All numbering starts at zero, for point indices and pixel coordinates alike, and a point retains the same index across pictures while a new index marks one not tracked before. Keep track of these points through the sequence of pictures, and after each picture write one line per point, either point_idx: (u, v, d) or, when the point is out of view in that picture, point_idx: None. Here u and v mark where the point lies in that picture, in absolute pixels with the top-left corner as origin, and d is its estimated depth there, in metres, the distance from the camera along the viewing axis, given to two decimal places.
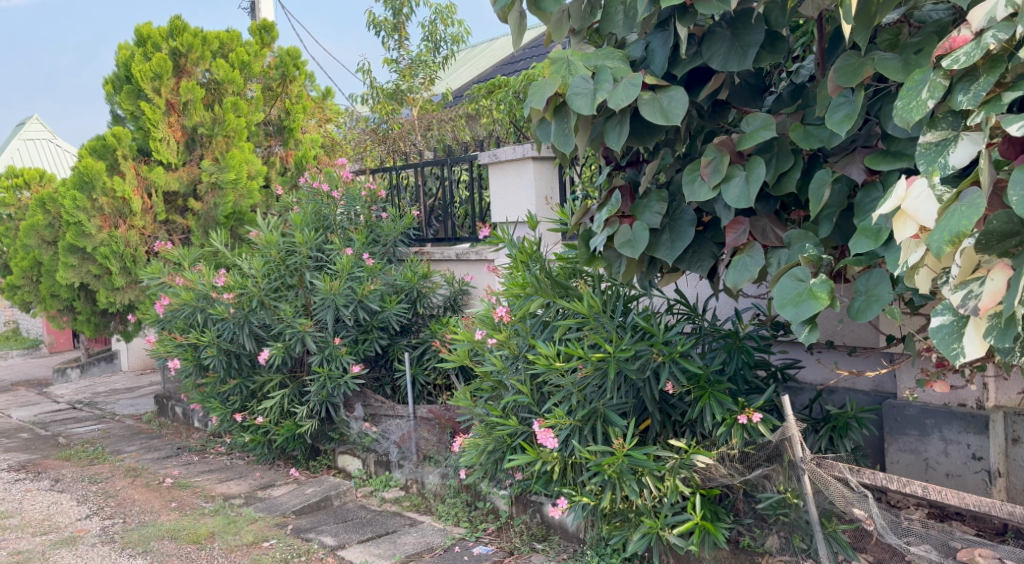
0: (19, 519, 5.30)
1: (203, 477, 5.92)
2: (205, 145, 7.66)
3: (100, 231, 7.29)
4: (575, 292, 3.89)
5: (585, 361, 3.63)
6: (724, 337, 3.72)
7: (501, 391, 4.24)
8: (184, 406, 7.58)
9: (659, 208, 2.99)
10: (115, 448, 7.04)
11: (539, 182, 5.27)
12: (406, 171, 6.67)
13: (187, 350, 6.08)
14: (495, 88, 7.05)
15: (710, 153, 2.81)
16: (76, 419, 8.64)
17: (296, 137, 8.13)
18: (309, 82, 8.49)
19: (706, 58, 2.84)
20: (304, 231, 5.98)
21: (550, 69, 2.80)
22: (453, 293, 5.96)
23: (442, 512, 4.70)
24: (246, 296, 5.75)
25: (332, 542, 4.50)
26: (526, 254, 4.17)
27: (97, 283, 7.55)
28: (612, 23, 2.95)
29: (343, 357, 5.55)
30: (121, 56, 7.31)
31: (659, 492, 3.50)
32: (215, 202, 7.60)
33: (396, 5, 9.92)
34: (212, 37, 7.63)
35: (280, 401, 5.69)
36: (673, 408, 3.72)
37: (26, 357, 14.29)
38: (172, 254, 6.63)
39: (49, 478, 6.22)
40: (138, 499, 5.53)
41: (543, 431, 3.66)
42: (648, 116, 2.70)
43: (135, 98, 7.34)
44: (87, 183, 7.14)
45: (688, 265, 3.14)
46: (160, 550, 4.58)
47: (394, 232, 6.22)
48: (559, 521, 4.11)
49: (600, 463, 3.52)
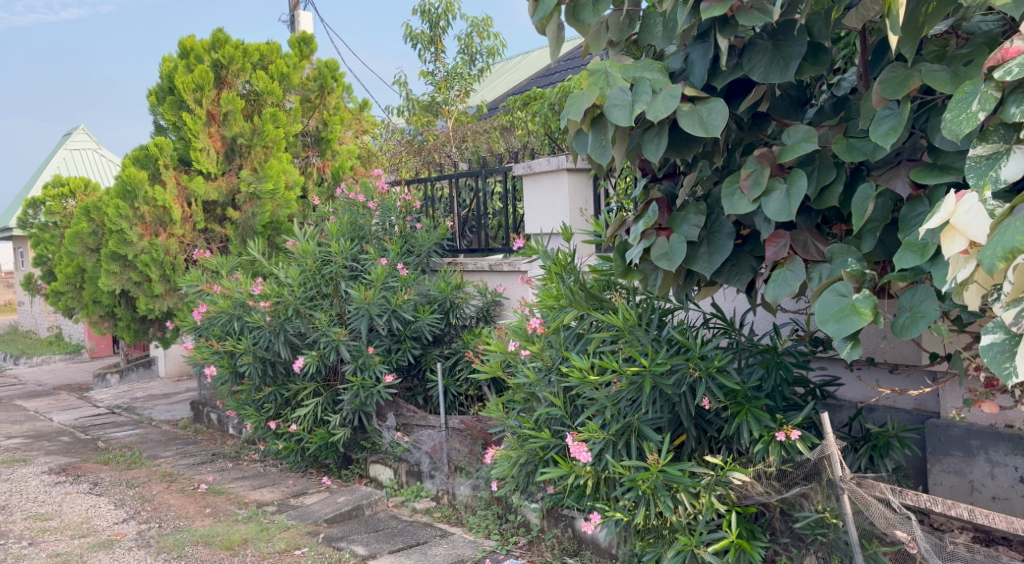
0: (58, 521, 5.39)
1: (237, 483, 5.97)
2: (244, 155, 7.76)
3: (142, 238, 7.39)
4: (609, 305, 3.87)
5: (620, 375, 3.58)
6: (762, 353, 3.66)
7: (533, 403, 4.23)
8: (220, 413, 7.68)
9: (697, 220, 2.94)
10: (153, 453, 7.14)
11: (573, 195, 5.26)
12: (440, 183, 6.69)
13: (224, 358, 6.16)
14: (532, 101, 7.06)
15: (750, 166, 2.77)
16: (115, 424, 8.78)
17: (334, 148, 8.21)
18: (347, 95, 8.58)
19: (747, 70, 2.80)
20: (340, 240, 6.01)
21: (588, 80, 2.78)
22: (486, 304, 5.96)
23: (473, 524, 4.69)
24: (283, 305, 5.79)
25: (364, 552, 4.51)
26: (559, 266, 4.16)
27: (137, 290, 7.62)
28: (650, 34, 3.04)
29: (376, 366, 5.57)
30: (165, 68, 7.46)
31: (694, 509, 3.46)
32: (254, 211, 7.67)
33: (433, 17, 9.99)
34: (253, 49, 7.74)
35: (314, 409, 5.73)
36: (709, 424, 3.66)
37: (67, 362, 14.55)
38: (211, 262, 6.70)
39: (88, 482, 6.32)
40: (174, 504, 5.59)
41: (575, 444, 3.61)
42: (687, 127, 2.67)
43: (178, 109, 7.48)
44: (129, 192, 7.27)
45: (726, 279, 3.09)
46: (194, 555, 4.62)
47: (428, 242, 6.26)
48: (591, 536, 4.08)
49: (634, 478, 3.47)
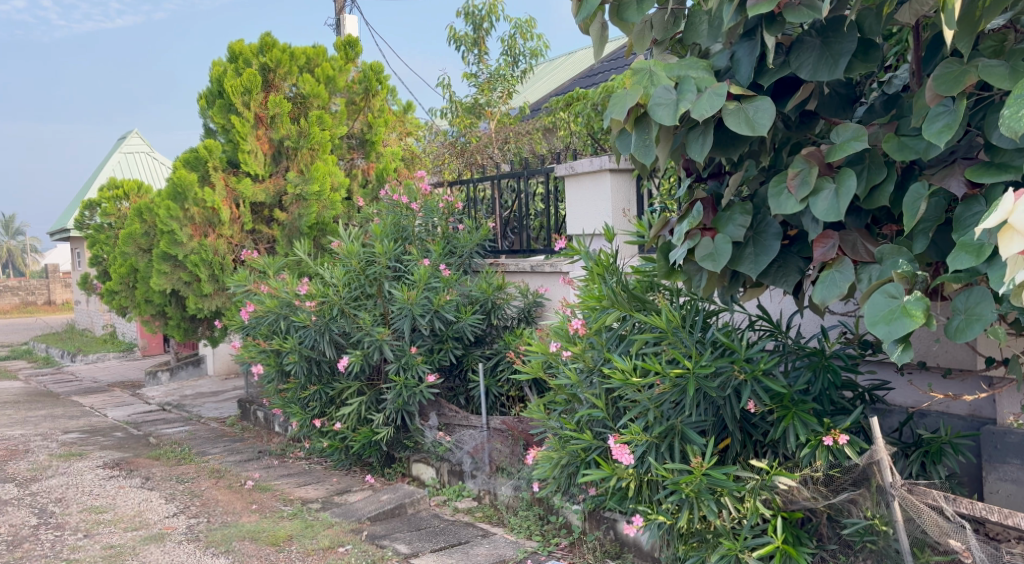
0: (112, 514, 5.52)
1: (283, 480, 6.05)
2: (291, 158, 7.88)
3: (191, 239, 7.55)
4: (652, 306, 3.84)
5: (663, 378, 3.54)
6: (809, 356, 3.59)
7: (575, 405, 4.21)
8: (266, 411, 7.79)
9: (743, 220, 2.90)
10: (201, 449, 7.27)
11: (616, 195, 5.23)
12: (483, 184, 6.71)
13: (270, 357, 6.25)
14: (575, 101, 7.05)
15: (797, 165, 2.73)
16: (166, 421, 8.97)
17: (378, 150, 8.29)
18: (391, 97, 8.66)
19: (795, 68, 2.75)
20: (384, 242, 6.06)
21: (631, 80, 2.75)
22: (527, 305, 5.96)
23: (515, 524, 4.69)
24: (327, 304, 5.86)
25: (406, 550, 4.53)
26: (602, 266, 4.14)
27: (187, 290, 7.77)
28: (695, 33, 2.97)
29: (418, 366, 5.60)
30: (215, 72, 7.62)
31: (738, 513, 3.40)
32: (300, 212, 7.76)
33: (476, 20, 10.03)
34: (300, 53, 7.85)
35: (358, 408, 5.79)
36: (754, 428, 3.61)
37: (121, 361, 14.93)
38: (259, 262, 6.81)
39: (140, 476, 6.46)
40: (222, 499, 5.69)
41: (618, 445, 3.59)
42: (734, 126, 2.63)
43: (227, 112, 7.64)
44: (181, 194, 7.45)
45: (773, 280, 3.03)
46: (242, 550, 4.69)
47: (470, 243, 6.29)
48: (633, 539, 4.05)
49: (678, 481, 3.43)
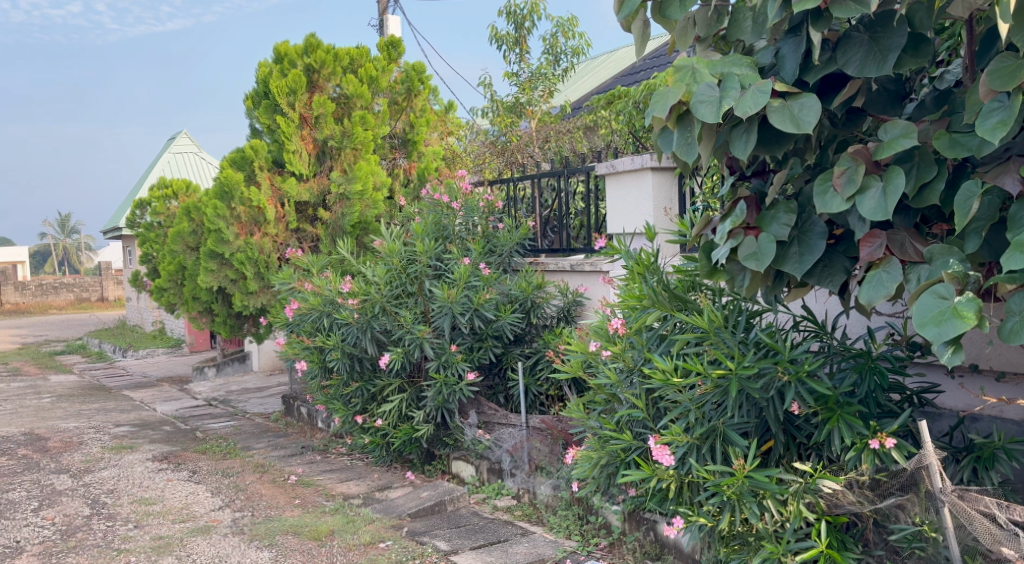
0: (160, 506, 5.64)
1: (325, 476, 6.12)
2: (335, 157, 7.96)
3: (237, 237, 7.68)
4: (694, 306, 3.79)
5: (705, 378, 3.49)
6: (855, 358, 3.52)
7: (615, 405, 4.19)
8: (309, 407, 7.88)
9: (788, 219, 2.86)
10: (246, 444, 7.39)
11: (658, 194, 5.19)
12: (523, 183, 6.71)
13: (313, 353, 6.32)
14: (616, 99, 7.01)
15: (844, 163, 2.68)
16: (212, 415, 9.13)
17: (419, 150, 8.34)
18: (433, 97, 8.70)
19: (841, 64, 2.70)
20: (425, 240, 6.10)
21: (674, 77, 2.75)
22: (567, 304, 5.95)
23: (554, 523, 4.68)
24: (369, 302, 5.91)
25: (446, 547, 4.55)
26: (642, 265, 4.11)
27: (233, 287, 7.90)
28: (739, 30, 2.92)
29: (459, 364, 5.63)
30: (261, 73, 7.76)
31: (780, 517, 3.35)
32: (343, 211, 7.84)
33: (518, 19, 10.03)
34: (343, 54, 7.94)
35: (399, 405, 5.83)
36: (798, 430, 3.55)
37: (169, 356, 15.26)
38: (302, 261, 6.89)
39: (187, 470, 6.59)
40: (266, 494, 5.78)
41: (658, 447, 3.58)
42: (778, 124, 2.59)
43: (272, 113, 7.76)
44: (227, 194, 7.57)
45: (817, 280, 2.96)
46: (285, 544, 4.75)
47: (510, 242, 6.30)
48: (674, 541, 4.02)
49: (719, 483, 3.39)
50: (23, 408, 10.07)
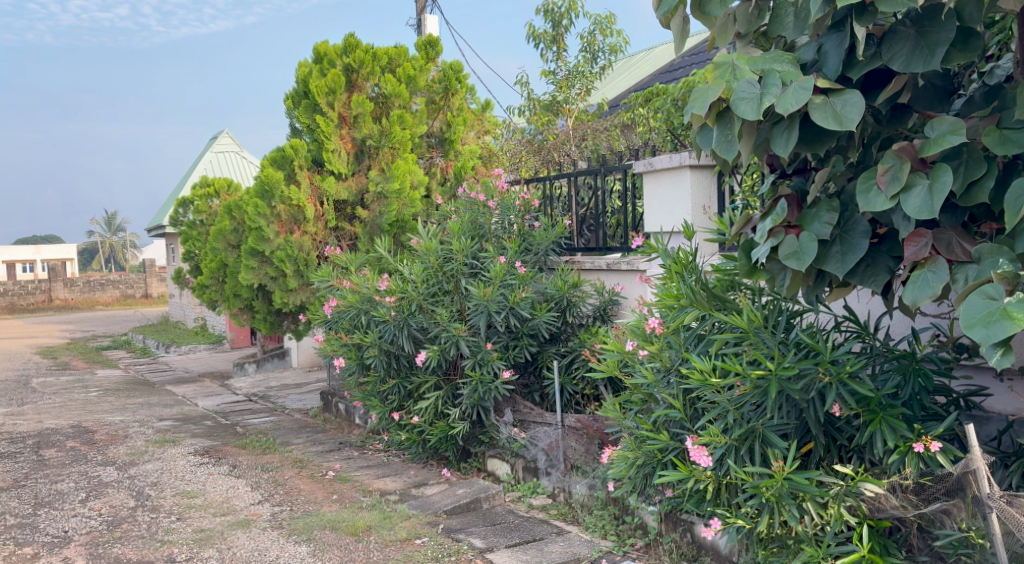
0: (202, 499, 5.73)
1: (362, 472, 6.18)
2: (373, 157, 8.01)
3: (278, 236, 7.78)
4: (733, 305, 3.74)
5: (744, 379, 3.44)
6: (899, 359, 3.46)
7: (651, 405, 4.16)
8: (346, 403, 7.95)
9: (830, 218, 2.81)
10: (285, 439, 7.48)
11: (697, 192, 5.14)
12: (560, 181, 6.69)
13: (351, 350, 6.36)
14: (654, 97, 6.96)
15: (888, 160, 2.62)
16: (252, 411, 9.26)
17: (456, 149, 8.37)
18: (470, 96, 8.72)
19: (887, 60, 2.64)
20: (461, 239, 6.12)
21: (713, 74, 2.71)
22: (603, 303, 5.94)
23: (590, 523, 4.66)
24: (406, 300, 5.92)
25: (481, 545, 4.56)
26: (680, 264, 4.08)
27: (273, 285, 8.00)
28: (781, 25, 2.88)
29: (494, 362, 5.65)
30: (301, 73, 7.85)
31: (821, 520, 3.30)
32: (381, 210, 7.89)
33: (556, 17, 10.01)
34: (382, 53, 7.99)
35: (435, 402, 5.86)
36: (839, 432, 3.50)
37: (211, 352, 15.51)
38: (341, 259, 6.95)
39: (228, 464, 6.69)
40: (304, 489, 5.84)
41: (696, 448, 3.53)
42: (820, 121, 2.55)
43: (312, 112, 7.85)
44: (268, 193, 7.67)
45: (860, 280, 2.90)
46: (323, 539, 4.80)
47: (546, 240, 6.29)
48: (711, 543, 3.98)
49: (758, 485, 3.34)
50: (70, 402, 10.32)
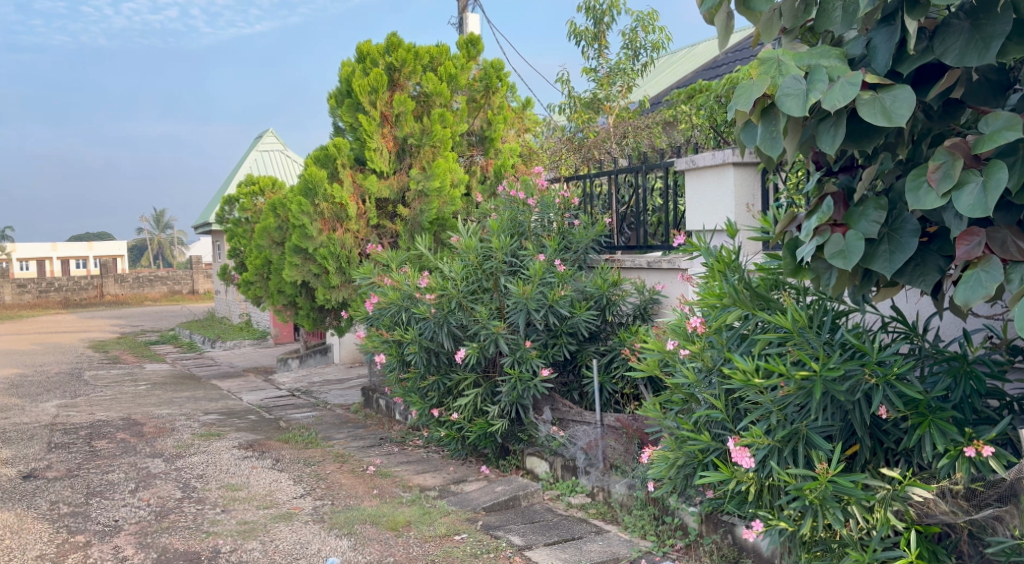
0: (246, 492, 5.82)
1: (402, 467, 6.22)
2: (414, 155, 8.07)
3: (321, 233, 7.84)
4: (777, 304, 3.69)
5: (788, 380, 3.37)
6: (949, 361, 3.38)
7: (692, 405, 4.12)
8: (387, 400, 8.01)
9: (877, 216, 2.76)
10: (327, 434, 7.57)
11: (740, 190, 5.08)
12: (600, 179, 6.66)
13: (392, 347, 6.40)
14: (697, 94, 6.89)
15: (940, 157, 2.56)
16: (295, 406, 9.39)
17: (497, 147, 8.39)
18: (511, 94, 8.73)
19: (939, 54, 2.59)
20: (500, 237, 6.13)
21: (758, 70, 2.66)
22: (643, 302, 5.91)
23: (629, 523, 4.63)
24: (446, 297, 5.93)
25: (520, 542, 4.56)
26: (723, 263, 4.03)
27: (316, 282, 8.08)
28: (828, 20, 2.81)
29: (533, 360, 5.63)
30: (344, 74, 7.86)
31: (866, 524, 3.25)
32: (422, 208, 7.93)
33: (598, 14, 9.97)
34: (424, 52, 8.03)
35: (474, 400, 5.88)
36: (886, 435, 3.42)
37: (255, 348, 15.76)
38: (382, 256, 7.00)
39: (271, 458, 6.79)
40: (345, 483, 5.91)
41: (737, 449, 3.48)
42: (868, 117, 2.49)
43: (355, 111, 7.93)
44: (311, 191, 7.75)
45: (908, 280, 2.84)
46: (363, 533, 4.84)
47: (586, 238, 6.26)
48: (753, 545, 3.94)
49: (801, 487, 3.30)
50: (120, 394, 10.57)
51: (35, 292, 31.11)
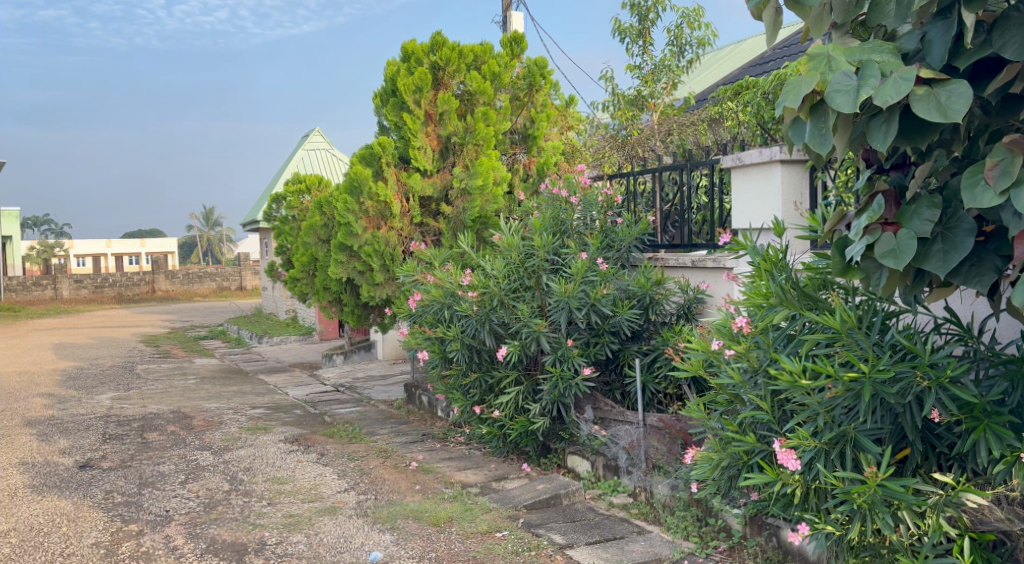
0: (292, 485, 5.91)
1: (444, 463, 6.26)
2: (458, 153, 8.10)
3: (366, 231, 7.90)
4: (825, 305, 3.64)
5: (835, 381, 3.30)
6: (1005, 364, 3.28)
7: (737, 406, 4.07)
8: (430, 396, 8.06)
9: (931, 215, 2.67)
10: (370, 429, 7.64)
11: (787, 188, 5.01)
12: (644, 177, 6.62)
13: (434, 344, 6.42)
14: (744, 91, 6.79)
15: (998, 154, 2.49)
16: (339, 401, 9.50)
17: (540, 145, 8.38)
18: (554, 91, 8.72)
19: (998, 47, 2.52)
20: (543, 235, 6.13)
21: (807, 65, 2.61)
22: (687, 301, 5.88)
23: (671, 524, 4.58)
24: (488, 295, 5.96)
25: (561, 540, 4.55)
26: (770, 262, 3.97)
27: (361, 279, 8.15)
28: (881, 14, 2.68)
29: (575, 359, 5.60)
30: (389, 72, 7.97)
31: (918, 530, 3.17)
32: (465, 206, 7.97)
33: (642, 11, 9.90)
34: (467, 50, 8.05)
35: (515, 397, 5.88)
36: (939, 439, 3.34)
37: (301, 343, 16.00)
38: (426, 254, 7.03)
39: (317, 452, 6.89)
40: (388, 478, 5.96)
41: (784, 451, 3.42)
42: (922, 113, 2.43)
43: (399, 110, 7.99)
44: (356, 189, 7.84)
45: (964, 280, 2.76)
46: (405, 528, 4.88)
47: (629, 236, 6.21)
48: (798, 548, 3.87)
49: (849, 491, 3.23)
50: (171, 388, 10.81)
51: (91, 288, 31.95)
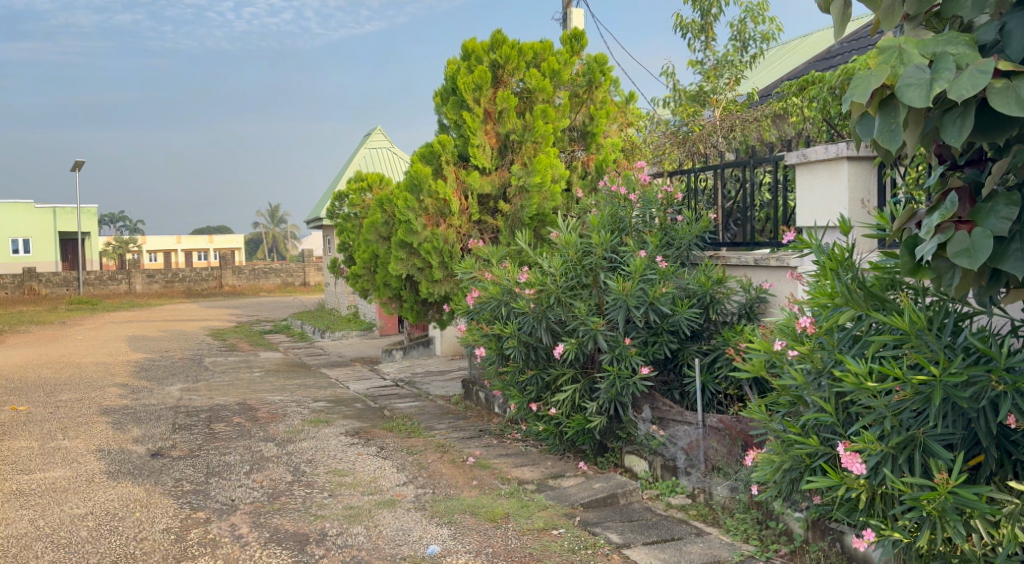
0: (352, 478, 6.01)
1: (501, 460, 6.28)
2: (516, 151, 8.12)
3: (425, 228, 7.98)
4: (893, 305, 3.52)
5: (903, 384, 3.22)
6: None
7: (800, 408, 3.98)
8: (487, 392, 8.10)
9: (1007, 212, 2.58)
10: (429, 424, 7.72)
11: (854, 185, 4.89)
12: (705, 174, 6.53)
13: (491, 340, 6.39)
14: (810, 86, 6.64)
15: None
16: (398, 396, 9.62)
17: (599, 142, 8.34)
18: (614, 88, 8.66)
19: None
20: (601, 232, 6.10)
21: (877, 60, 2.54)
22: (749, 300, 5.77)
23: (731, 526, 4.52)
24: (545, 293, 5.94)
25: (618, 540, 4.53)
26: (835, 261, 3.87)
27: (420, 275, 8.21)
28: (957, 5, 2.62)
29: (632, 358, 5.56)
30: (449, 71, 8.02)
31: (992, 540, 3.09)
32: (522, 204, 7.97)
33: (705, 6, 9.76)
34: (527, 48, 8.05)
35: (572, 395, 5.86)
36: (1014, 446, 3.22)
37: (362, 339, 16.24)
38: (484, 251, 7.06)
39: (376, 445, 6.98)
40: (446, 473, 6.01)
41: (848, 454, 3.35)
42: (1000, 106, 2.34)
43: (459, 109, 8.05)
44: (416, 187, 7.91)
45: None
46: (463, 523, 4.92)
47: (689, 235, 6.15)
48: (863, 555, 3.78)
49: (918, 497, 3.13)
50: (237, 380, 11.09)
51: (162, 282, 32.97)
